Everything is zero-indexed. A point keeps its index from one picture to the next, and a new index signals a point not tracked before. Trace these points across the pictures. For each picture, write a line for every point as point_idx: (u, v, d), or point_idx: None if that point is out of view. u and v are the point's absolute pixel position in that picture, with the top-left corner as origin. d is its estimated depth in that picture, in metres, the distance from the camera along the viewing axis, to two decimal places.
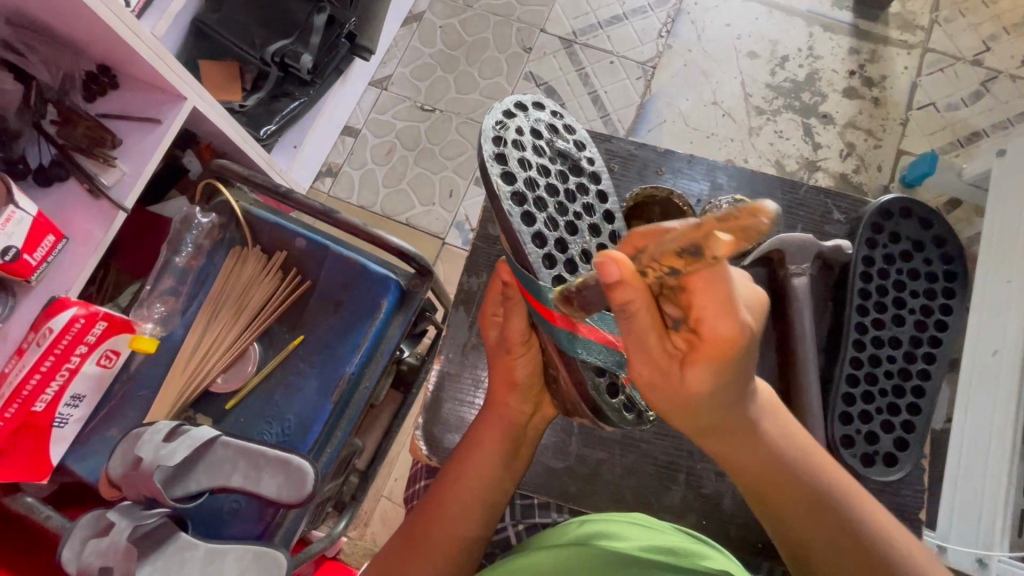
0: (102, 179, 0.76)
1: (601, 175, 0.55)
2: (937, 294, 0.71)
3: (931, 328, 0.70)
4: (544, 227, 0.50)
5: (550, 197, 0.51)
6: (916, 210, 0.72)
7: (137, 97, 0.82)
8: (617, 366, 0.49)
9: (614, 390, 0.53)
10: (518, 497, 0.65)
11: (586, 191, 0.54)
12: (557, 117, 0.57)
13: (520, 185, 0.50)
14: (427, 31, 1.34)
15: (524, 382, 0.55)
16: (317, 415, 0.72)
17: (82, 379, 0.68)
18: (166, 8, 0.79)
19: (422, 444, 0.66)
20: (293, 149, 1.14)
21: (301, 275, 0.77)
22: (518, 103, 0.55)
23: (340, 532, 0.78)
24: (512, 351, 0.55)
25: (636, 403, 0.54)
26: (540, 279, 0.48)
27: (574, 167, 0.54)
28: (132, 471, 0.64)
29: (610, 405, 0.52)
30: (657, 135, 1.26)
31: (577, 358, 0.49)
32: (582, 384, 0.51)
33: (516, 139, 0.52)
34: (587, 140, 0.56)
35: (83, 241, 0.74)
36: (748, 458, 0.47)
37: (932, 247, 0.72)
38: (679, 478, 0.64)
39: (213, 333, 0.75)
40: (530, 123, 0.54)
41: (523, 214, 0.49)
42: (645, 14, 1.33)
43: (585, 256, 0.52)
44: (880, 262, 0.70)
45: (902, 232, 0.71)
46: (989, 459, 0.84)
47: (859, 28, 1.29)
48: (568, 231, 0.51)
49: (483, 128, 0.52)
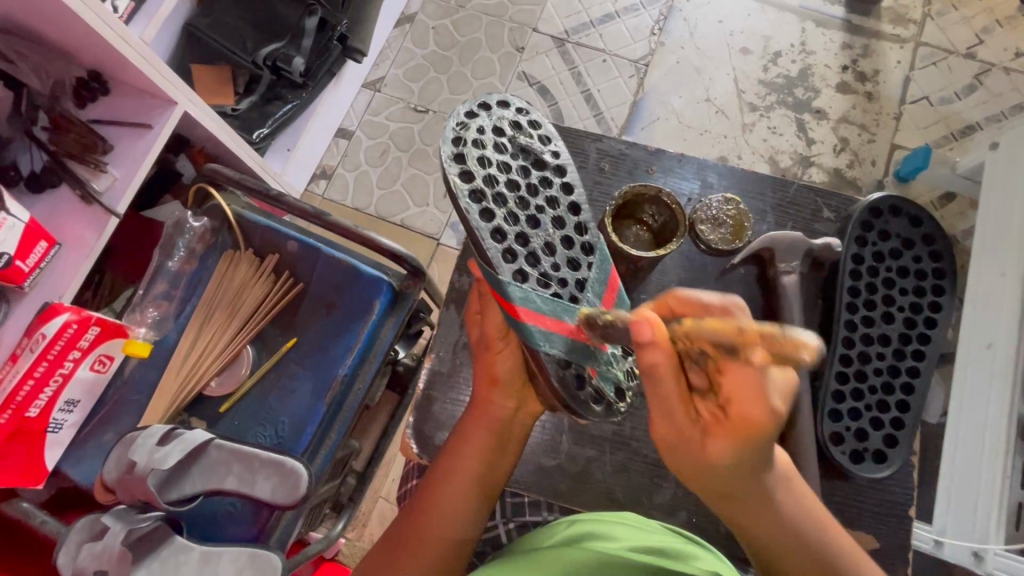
0: (94, 185, 0.76)
1: (566, 167, 0.55)
2: (926, 291, 0.71)
3: (920, 325, 0.70)
4: (504, 222, 0.50)
5: (511, 192, 0.52)
6: (906, 208, 0.72)
7: (128, 103, 0.82)
8: (581, 356, 0.51)
9: (582, 383, 0.52)
10: (509, 495, 0.66)
11: (549, 184, 0.54)
12: (521, 113, 0.56)
13: (479, 183, 0.50)
14: (420, 32, 1.34)
15: (504, 378, 0.56)
16: (310, 418, 0.73)
17: (75, 384, 0.69)
18: (154, 12, 0.79)
19: (413, 442, 0.66)
20: (286, 152, 1.14)
21: (293, 277, 0.77)
22: (481, 102, 0.55)
23: (338, 534, 0.78)
24: (492, 346, 0.56)
25: (603, 396, 0.53)
26: (501, 273, 0.49)
27: (537, 161, 0.54)
28: (126, 476, 0.64)
29: (578, 397, 0.51)
30: (650, 133, 1.26)
31: (540, 351, 0.50)
32: (549, 377, 0.51)
33: (476, 138, 0.52)
34: (553, 133, 0.56)
35: (75, 246, 0.75)
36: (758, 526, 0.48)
37: (921, 244, 0.72)
38: (670, 476, 0.64)
39: (205, 338, 0.75)
40: (493, 121, 0.54)
41: (482, 210, 0.50)
42: (637, 12, 1.33)
43: (548, 249, 0.52)
44: (869, 259, 0.70)
45: (891, 230, 0.71)
46: (985, 452, 0.84)
47: (852, 23, 1.29)
48: (530, 225, 0.52)
49: (444, 129, 0.52)
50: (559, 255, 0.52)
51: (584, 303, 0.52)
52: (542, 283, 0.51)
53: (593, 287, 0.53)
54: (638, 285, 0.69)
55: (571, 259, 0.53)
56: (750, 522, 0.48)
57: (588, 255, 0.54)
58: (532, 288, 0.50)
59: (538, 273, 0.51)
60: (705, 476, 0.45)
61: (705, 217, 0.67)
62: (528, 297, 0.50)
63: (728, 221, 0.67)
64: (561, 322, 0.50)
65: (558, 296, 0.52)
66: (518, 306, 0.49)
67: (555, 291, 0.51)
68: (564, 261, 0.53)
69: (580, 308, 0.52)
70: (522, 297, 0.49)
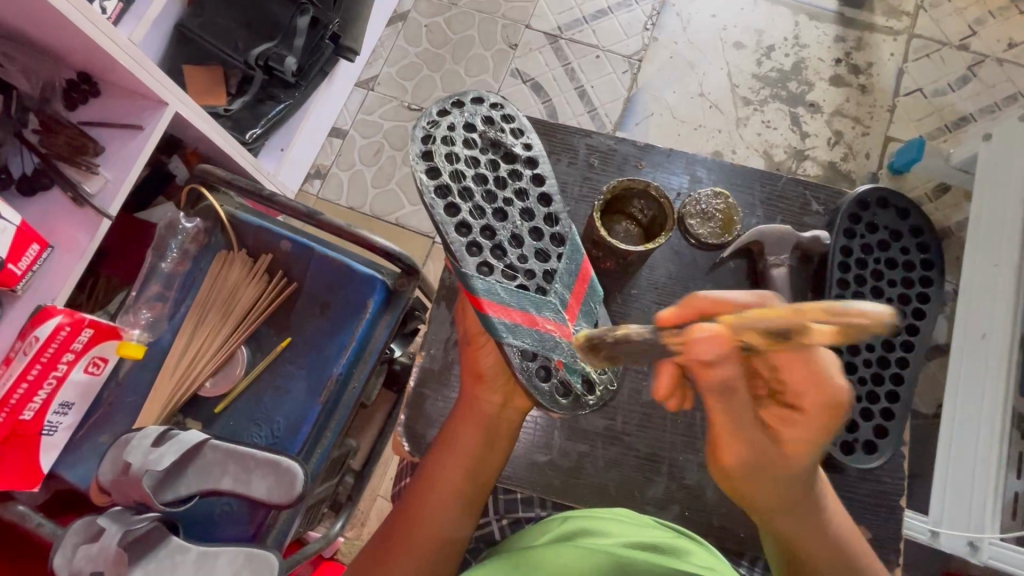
0: (85, 187, 0.76)
1: (537, 159, 0.56)
2: (914, 283, 0.71)
3: (908, 316, 0.70)
4: (469, 216, 0.51)
5: (478, 185, 0.53)
6: (892, 200, 0.72)
7: (119, 105, 0.82)
8: (547, 349, 0.51)
9: (548, 376, 0.52)
10: (501, 491, 0.65)
11: (518, 177, 0.55)
12: (497, 108, 0.57)
13: (446, 178, 0.52)
14: (412, 30, 1.34)
15: (488, 374, 0.57)
16: (305, 417, 0.73)
17: (70, 386, 0.69)
18: (143, 13, 0.79)
19: (406, 440, 0.65)
20: (280, 151, 1.13)
21: (286, 277, 0.77)
22: (454, 98, 0.56)
23: (336, 533, 0.78)
24: (475, 341, 0.58)
25: (570, 388, 0.54)
26: (465, 266, 0.50)
27: (507, 155, 0.55)
28: (121, 477, 0.64)
29: (541, 389, 0.52)
30: (644, 128, 1.26)
31: (504, 343, 0.50)
32: (515, 370, 0.51)
33: (445, 135, 0.53)
34: (525, 127, 0.57)
35: (68, 249, 0.75)
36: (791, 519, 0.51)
37: (909, 236, 0.73)
38: (662, 470, 0.64)
39: (199, 338, 0.75)
40: (465, 117, 0.55)
41: (447, 205, 0.51)
42: (630, 7, 1.33)
43: (515, 241, 0.53)
44: (858, 252, 0.70)
45: (879, 222, 0.72)
46: (981, 443, 0.84)
47: (845, 15, 1.29)
48: (497, 217, 0.52)
49: (414, 127, 0.54)
50: (526, 247, 0.53)
51: (552, 295, 0.53)
52: (508, 275, 0.52)
53: (561, 279, 0.54)
54: (629, 279, 0.68)
55: (539, 250, 0.54)
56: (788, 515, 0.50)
57: (558, 246, 0.55)
58: (497, 279, 0.51)
59: (504, 265, 0.52)
60: (761, 475, 0.48)
61: (694, 210, 0.69)
62: (493, 290, 0.50)
63: (718, 215, 0.68)
64: (529, 314, 0.51)
65: (524, 287, 0.52)
66: (482, 297, 0.50)
67: (522, 282, 0.52)
68: (532, 253, 0.53)
69: (548, 299, 0.52)
70: (486, 289, 0.50)
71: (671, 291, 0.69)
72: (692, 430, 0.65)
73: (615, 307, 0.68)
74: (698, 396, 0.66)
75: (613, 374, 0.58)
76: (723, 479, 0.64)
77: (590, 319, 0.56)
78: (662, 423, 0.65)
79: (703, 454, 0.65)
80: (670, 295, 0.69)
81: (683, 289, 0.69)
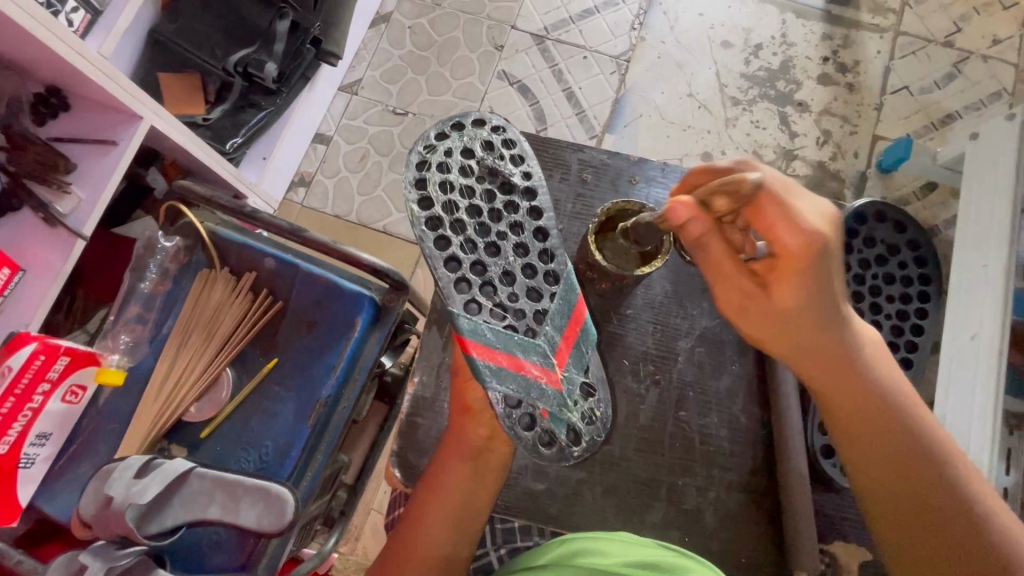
0: (58, 207, 0.73)
1: (535, 189, 0.57)
2: (913, 297, 0.73)
3: (907, 332, 0.72)
4: (459, 250, 0.52)
5: (471, 218, 0.54)
6: (889, 214, 0.75)
7: (90, 119, 0.78)
8: (532, 395, 0.51)
9: (531, 424, 0.52)
10: (499, 522, 0.66)
11: (513, 209, 0.56)
12: (498, 132, 0.58)
13: (438, 210, 0.52)
14: (396, 32, 1.31)
15: (476, 407, 0.55)
16: (294, 440, 0.71)
17: (47, 417, 0.66)
18: (111, 26, 0.75)
19: (397, 469, 0.64)
20: (262, 161, 1.11)
21: (271, 296, 0.75)
22: (455, 122, 0.57)
23: (330, 550, 0.78)
24: (464, 373, 0.56)
25: (555, 438, 0.53)
26: (453, 303, 0.51)
27: (504, 184, 0.56)
28: (103, 511, 0.61)
29: (525, 441, 0.51)
30: (633, 130, 1.25)
31: (486, 387, 0.50)
32: (499, 418, 0.50)
33: (441, 162, 0.54)
34: (526, 154, 0.58)
35: (41, 272, 0.72)
36: (918, 478, 0.52)
37: (906, 250, 0.75)
38: (661, 494, 0.63)
39: (182, 362, 0.72)
40: (463, 142, 0.56)
41: (437, 238, 0.52)
42: (617, 6, 1.31)
43: (506, 277, 0.53)
44: (855, 267, 0.72)
45: (876, 237, 0.74)
46: (971, 443, 0.82)
47: (831, 13, 1.28)
48: (488, 252, 0.53)
49: (410, 153, 0.54)
50: (518, 285, 0.54)
51: (540, 337, 0.53)
52: (496, 314, 0.52)
53: (552, 320, 0.54)
54: (624, 298, 0.67)
55: (532, 288, 0.54)
56: (901, 478, 0.52)
57: (551, 284, 0.55)
58: (484, 319, 0.51)
59: (494, 303, 0.52)
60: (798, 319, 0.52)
61: None
62: (478, 330, 0.50)
63: None
64: (514, 357, 0.51)
65: (512, 328, 0.52)
66: (467, 338, 0.50)
67: (510, 322, 0.52)
68: (524, 291, 0.54)
69: (537, 342, 0.52)
70: (471, 328, 0.50)
71: (667, 309, 0.68)
72: (690, 451, 0.64)
73: (611, 328, 0.67)
74: (696, 417, 0.65)
75: (602, 424, 0.58)
76: (722, 502, 0.63)
77: (579, 366, 0.56)
78: (660, 446, 0.64)
79: (702, 477, 0.64)
80: (665, 314, 0.68)
81: (678, 307, 0.68)
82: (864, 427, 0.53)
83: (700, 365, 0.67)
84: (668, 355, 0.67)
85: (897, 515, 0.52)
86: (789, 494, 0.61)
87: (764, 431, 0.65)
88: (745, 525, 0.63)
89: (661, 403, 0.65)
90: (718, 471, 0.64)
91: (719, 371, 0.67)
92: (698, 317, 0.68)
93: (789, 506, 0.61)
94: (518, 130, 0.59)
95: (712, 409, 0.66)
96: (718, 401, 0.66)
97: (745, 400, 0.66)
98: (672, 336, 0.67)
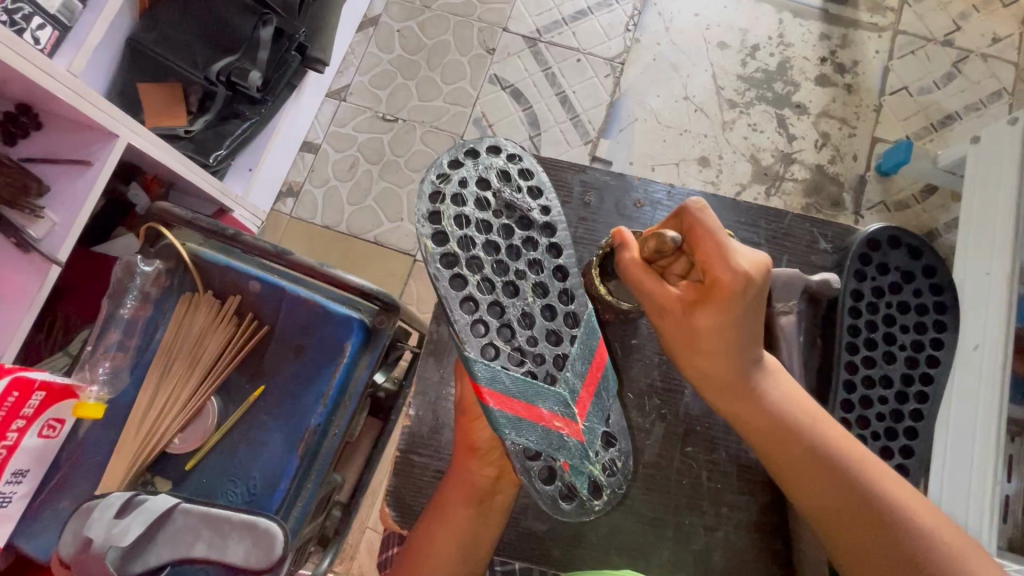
0: (30, 231, 0.70)
1: (554, 225, 0.55)
2: (928, 327, 0.70)
3: (923, 363, 0.69)
4: (476, 290, 0.50)
5: (488, 255, 0.52)
6: (905, 239, 0.71)
7: (63, 138, 0.75)
8: (553, 448, 0.50)
9: (552, 476, 0.51)
10: (498, 563, 0.62)
11: (532, 246, 0.54)
12: (513, 161, 0.56)
13: (454, 246, 0.50)
14: (384, 36, 1.28)
15: (483, 447, 0.53)
16: (283, 472, 0.69)
17: (24, 453, 0.64)
18: (81, 41, 0.71)
19: (392, 510, 0.61)
20: (248, 173, 1.07)
21: (257, 319, 0.72)
22: (469, 149, 0.54)
23: (325, 570, 0.79)
24: (470, 412, 0.54)
25: (575, 491, 0.52)
26: (469, 347, 0.49)
27: (522, 219, 0.55)
28: (82, 554, 0.58)
29: (543, 493, 0.50)
30: (629, 135, 1.22)
31: (506, 439, 0.48)
32: (516, 467, 0.49)
33: (455, 193, 0.52)
34: (544, 186, 0.56)
35: (16, 299, 0.70)
36: (837, 487, 0.52)
37: (921, 277, 0.71)
38: (667, 534, 0.61)
39: (165, 391, 0.70)
40: (478, 172, 0.54)
41: (453, 276, 0.50)
42: (611, 7, 1.28)
43: (526, 319, 0.52)
44: (869, 295, 0.69)
45: (890, 262, 0.71)
46: (976, 458, 0.81)
47: (829, 12, 1.26)
48: (506, 292, 0.51)
49: (423, 181, 0.52)
50: (537, 328, 0.52)
51: (561, 384, 0.51)
52: (515, 359, 0.50)
53: (573, 364, 0.52)
54: (628, 328, 0.65)
55: (551, 331, 0.52)
56: (826, 490, 0.52)
57: (571, 327, 0.53)
58: (501, 364, 0.50)
59: (512, 347, 0.51)
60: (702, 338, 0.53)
61: None
62: (495, 377, 0.49)
63: None
64: (533, 408, 0.50)
65: (532, 374, 0.51)
66: (484, 385, 0.48)
67: (529, 368, 0.51)
68: (543, 335, 0.52)
69: (556, 389, 0.51)
70: (488, 375, 0.49)
71: None
72: (696, 487, 0.62)
73: (615, 359, 0.65)
74: (702, 452, 0.63)
75: (624, 475, 0.56)
76: (730, 541, 0.62)
77: (601, 415, 0.54)
78: (665, 483, 0.62)
79: (709, 515, 0.62)
80: None
81: None
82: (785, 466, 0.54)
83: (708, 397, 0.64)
84: (674, 388, 0.65)
85: (844, 536, 0.51)
86: (797, 532, 0.59)
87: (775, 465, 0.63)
88: (753, 561, 0.62)
89: (666, 436, 0.63)
90: (726, 509, 0.62)
91: None
92: None
93: (798, 543, 0.59)
94: (534, 158, 0.58)
95: (720, 443, 0.64)
96: (726, 435, 0.64)
97: None
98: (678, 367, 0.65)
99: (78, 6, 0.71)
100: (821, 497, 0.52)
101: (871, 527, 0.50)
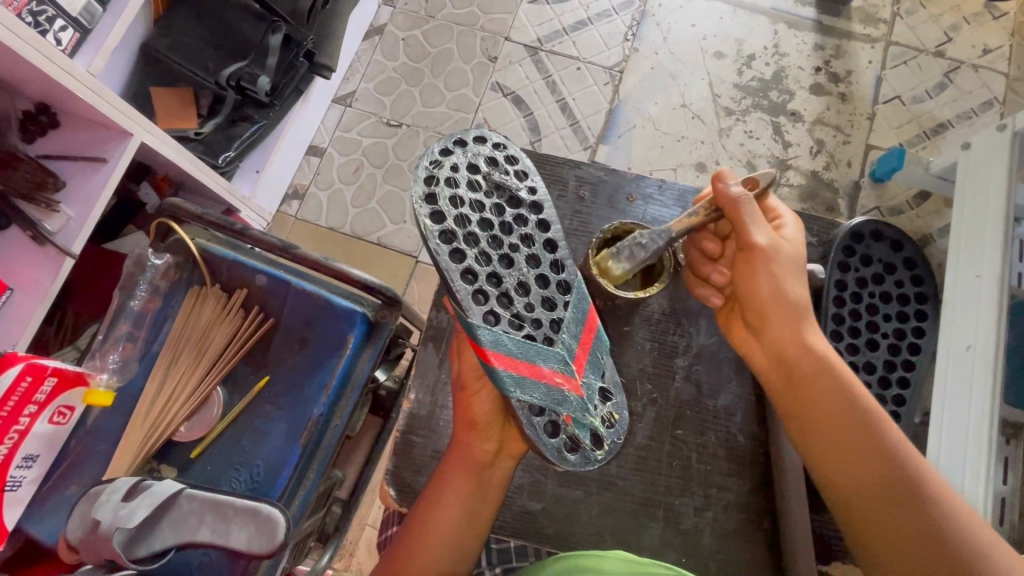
0: (46, 226, 0.73)
1: (542, 203, 0.57)
2: (909, 316, 0.76)
3: (904, 352, 0.74)
4: (474, 262, 0.52)
5: (483, 231, 0.54)
6: (886, 233, 0.77)
7: (81, 137, 0.78)
8: (554, 403, 0.52)
9: (555, 430, 0.53)
10: (495, 542, 0.70)
11: (523, 222, 0.56)
12: (499, 149, 0.58)
13: (451, 223, 0.52)
14: (390, 44, 1.31)
15: (482, 422, 0.55)
16: (286, 459, 0.70)
17: (35, 439, 0.66)
18: (102, 43, 0.75)
19: (391, 487, 0.63)
20: (256, 174, 1.10)
21: (263, 313, 0.74)
22: (456, 138, 0.57)
23: (325, 564, 0.80)
24: (468, 388, 0.56)
25: (578, 443, 0.54)
26: (471, 315, 0.51)
27: (512, 199, 0.57)
28: (91, 535, 0.59)
29: (550, 446, 0.52)
30: (627, 141, 1.25)
31: (511, 397, 0.51)
32: (523, 424, 0.51)
33: (449, 177, 0.54)
34: (529, 169, 0.58)
35: (30, 290, 0.72)
36: (867, 456, 0.53)
37: (903, 269, 0.77)
38: (657, 514, 0.63)
39: (174, 378, 0.72)
40: (467, 158, 0.56)
41: (452, 251, 0.52)
42: (610, 18, 1.31)
43: (522, 288, 0.54)
44: (852, 285, 0.73)
45: (873, 254, 0.75)
46: (968, 457, 0.80)
47: (823, 23, 1.29)
48: (503, 263, 0.53)
49: (417, 167, 0.54)
50: (533, 295, 0.54)
51: (559, 345, 0.53)
52: (515, 324, 0.52)
53: (568, 328, 0.54)
54: (621, 317, 0.68)
55: (546, 298, 0.54)
56: (854, 457, 0.54)
57: (564, 294, 0.55)
58: (503, 330, 0.51)
59: (511, 313, 0.53)
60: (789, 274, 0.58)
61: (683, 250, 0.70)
62: (498, 340, 0.51)
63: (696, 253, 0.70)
64: (535, 367, 0.52)
65: (531, 337, 0.53)
66: (488, 348, 0.50)
67: (528, 332, 0.53)
68: (539, 301, 0.54)
69: (555, 350, 0.53)
70: (492, 340, 0.50)
71: (663, 327, 0.68)
72: (687, 472, 0.64)
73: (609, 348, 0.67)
74: (692, 436, 0.65)
75: (622, 430, 0.59)
76: (719, 522, 0.63)
77: (597, 370, 0.56)
78: (656, 467, 0.64)
79: (699, 497, 0.64)
80: (662, 331, 0.68)
81: (675, 325, 0.68)
82: (843, 459, 0.54)
83: (699, 383, 0.67)
84: (664, 375, 0.67)
85: (862, 502, 0.53)
86: (786, 519, 0.61)
87: (763, 449, 0.65)
88: (743, 550, 0.63)
89: (657, 423, 0.65)
90: (716, 490, 0.64)
91: (717, 391, 0.66)
92: (694, 335, 0.68)
93: (786, 527, 0.60)
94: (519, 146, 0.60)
95: (710, 429, 0.65)
96: (715, 421, 0.66)
97: (743, 419, 0.66)
98: (669, 355, 0.67)
99: (98, 10, 0.74)
100: (848, 463, 0.54)
101: (896, 498, 0.51)
